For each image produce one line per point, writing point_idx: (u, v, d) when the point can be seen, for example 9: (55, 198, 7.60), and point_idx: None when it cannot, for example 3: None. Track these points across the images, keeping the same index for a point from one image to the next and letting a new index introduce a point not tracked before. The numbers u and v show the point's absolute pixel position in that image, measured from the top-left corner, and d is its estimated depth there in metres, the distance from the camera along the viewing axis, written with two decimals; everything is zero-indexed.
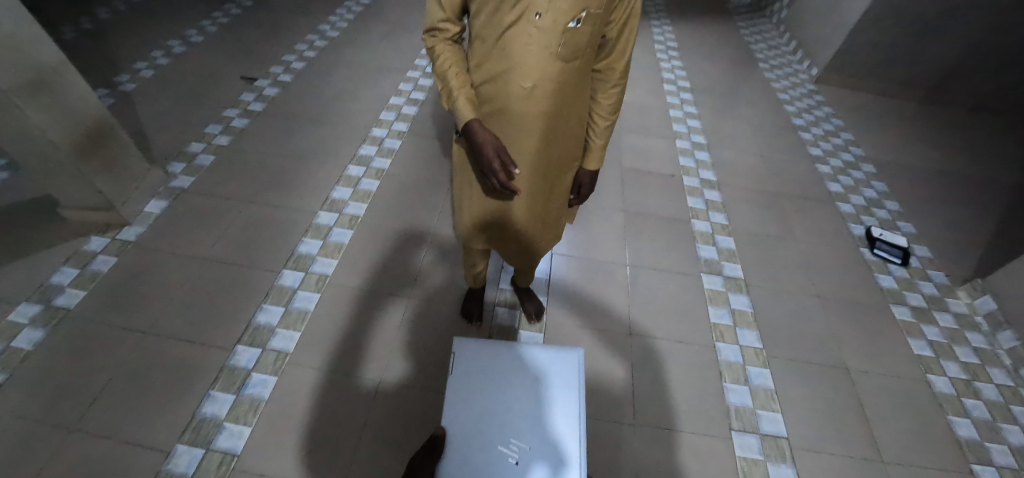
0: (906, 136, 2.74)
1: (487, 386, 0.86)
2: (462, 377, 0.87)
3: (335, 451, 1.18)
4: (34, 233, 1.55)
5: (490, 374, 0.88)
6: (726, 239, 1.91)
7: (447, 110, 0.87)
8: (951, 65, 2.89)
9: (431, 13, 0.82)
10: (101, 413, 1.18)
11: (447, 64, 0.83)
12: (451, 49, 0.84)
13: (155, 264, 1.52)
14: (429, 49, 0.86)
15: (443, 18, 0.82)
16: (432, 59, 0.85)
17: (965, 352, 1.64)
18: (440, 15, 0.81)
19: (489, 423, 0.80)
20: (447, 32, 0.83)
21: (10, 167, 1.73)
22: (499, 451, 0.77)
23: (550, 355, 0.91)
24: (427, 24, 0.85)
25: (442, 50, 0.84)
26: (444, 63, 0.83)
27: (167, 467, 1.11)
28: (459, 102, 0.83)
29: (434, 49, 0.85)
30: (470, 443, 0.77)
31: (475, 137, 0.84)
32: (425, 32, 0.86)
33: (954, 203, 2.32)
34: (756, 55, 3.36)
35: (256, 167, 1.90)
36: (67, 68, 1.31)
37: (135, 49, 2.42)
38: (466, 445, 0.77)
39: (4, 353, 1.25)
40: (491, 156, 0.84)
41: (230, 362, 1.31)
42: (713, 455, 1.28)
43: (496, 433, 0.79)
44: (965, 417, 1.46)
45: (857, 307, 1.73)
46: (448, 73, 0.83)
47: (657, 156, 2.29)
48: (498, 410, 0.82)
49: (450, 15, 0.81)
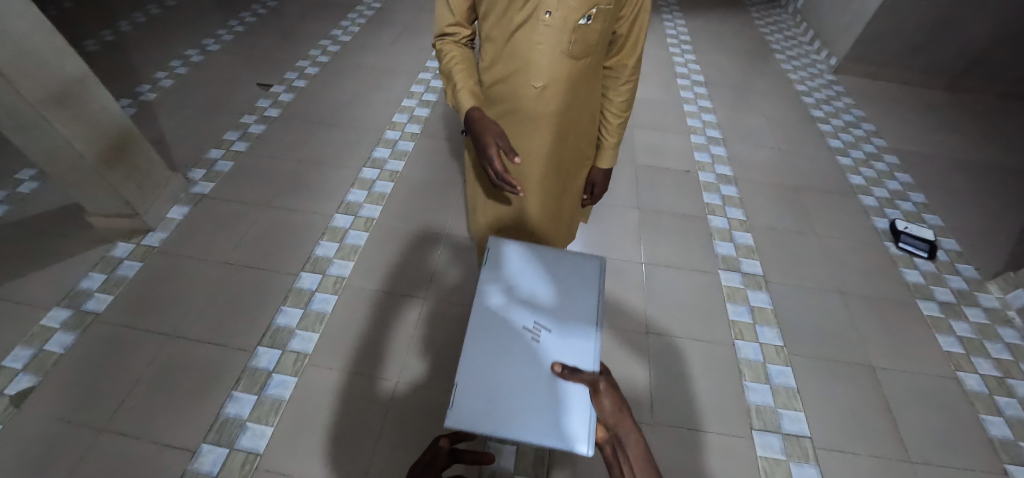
0: (931, 125, 2.66)
1: (517, 280, 0.80)
2: (494, 269, 0.80)
3: (355, 449, 1.20)
4: (64, 239, 1.60)
5: (521, 268, 0.81)
6: (744, 235, 1.88)
7: (453, 109, 0.87)
8: (977, 52, 2.79)
9: (440, 17, 0.82)
10: (130, 413, 1.22)
11: (454, 63, 0.83)
12: (460, 50, 0.83)
13: (178, 269, 1.56)
14: (439, 50, 0.85)
15: (452, 21, 0.81)
16: (441, 63, 0.85)
17: (997, 348, 1.58)
18: (450, 19, 0.81)
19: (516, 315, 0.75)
20: (457, 35, 0.83)
21: (40, 177, 1.79)
22: (522, 339, 0.72)
23: (575, 259, 0.85)
24: (437, 29, 0.84)
25: (449, 52, 0.83)
26: (452, 63, 0.83)
27: (193, 466, 1.14)
28: (464, 97, 0.83)
29: (443, 53, 0.84)
30: (496, 332, 0.73)
31: (477, 128, 0.80)
32: (435, 37, 0.86)
33: (983, 193, 2.24)
34: (772, 46, 3.29)
35: (273, 172, 1.94)
36: (92, 80, 1.35)
37: (155, 59, 2.49)
38: (491, 334, 0.72)
39: (38, 357, 1.30)
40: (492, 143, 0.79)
41: (252, 363, 1.34)
42: (735, 456, 1.26)
43: (521, 324, 0.74)
44: (998, 416, 1.41)
45: (882, 304, 1.68)
46: (456, 71, 0.83)
47: (672, 152, 2.26)
48: (513, 311, 0.76)
49: (460, 18, 0.81)
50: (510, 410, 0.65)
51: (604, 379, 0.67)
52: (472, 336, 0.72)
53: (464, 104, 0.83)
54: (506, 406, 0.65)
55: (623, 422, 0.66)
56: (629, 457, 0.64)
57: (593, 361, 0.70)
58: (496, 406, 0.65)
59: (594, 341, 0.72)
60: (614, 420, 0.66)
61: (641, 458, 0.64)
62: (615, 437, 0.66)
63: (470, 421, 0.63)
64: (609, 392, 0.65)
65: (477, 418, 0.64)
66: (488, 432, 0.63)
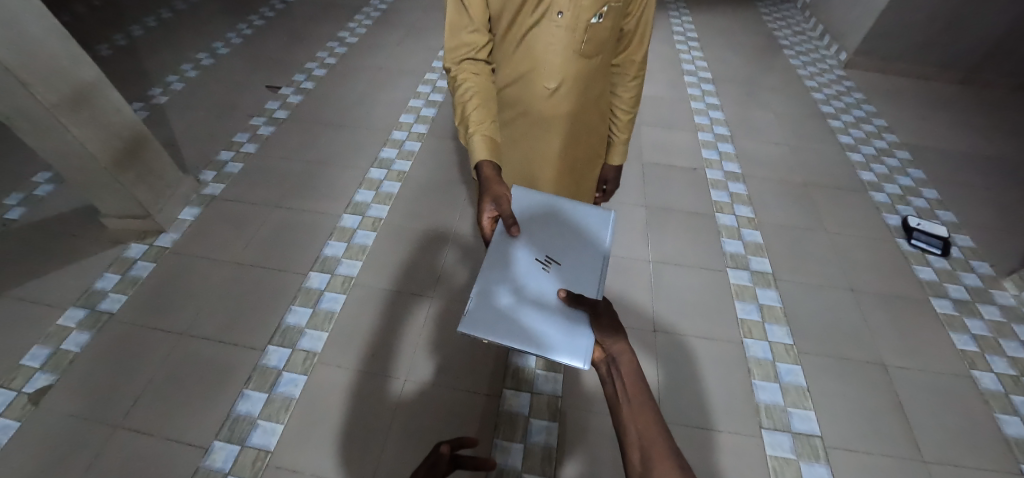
0: (944, 119, 2.61)
1: (536, 214, 0.78)
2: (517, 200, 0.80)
3: (365, 447, 1.21)
4: (79, 240, 1.64)
5: (540, 204, 0.80)
6: (753, 232, 1.86)
7: (464, 143, 0.81)
8: (992, 45, 2.73)
9: (457, 25, 0.77)
10: (144, 411, 1.24)
11: (471, 89, 0.77)
12: (476, 60, 0.79)
13: (190, 269, 1.58)
14: (453, 66, 0.79)
15: (471, 29, 0.76)
16: (454, 89, 0.79)
17: (1012, 346, 1.55)
18: (468, 27, 0.76)
19: (533, 244, 0.74)
20: (474, 46, 0.78)
21: (55, 180, 1.83)
22: (535, 265, 0.71)
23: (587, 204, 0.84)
24: (450, 46, 0.79)
25: (464, 78, 0.78)
26: (467, 91, 0.77)
27: (205, 463, 1.16)
28: (478, 141, 0.78)
29: (457, 78, 0.79)
30: (512, 256, 0.72)
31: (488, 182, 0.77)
32: (447, 55, 0.80)
33: (997, 188, 2.20)
34: (780, 41, 3.26)
35: (281, 173, 1.96)
36: (105, 83, 1.38)
37: (165, 63, 2.53)
38: (508, 257, 0.72)
39: (55, 355, 1.33)
40: (487, 210, 0.78)
41: (263, 362, 1.36)
42: (745, 455, 1.25)
43: (536, 252, 0.73)
44: (1013, 415, 1.38)
45: (894, 302, 1.66)
46: (472, 107, 0.77)
47: (679, 149, 2.25)
48: (530, 240, 0.74)
49: (480, 25, 0.76)
50: (510, 322, 0.64)
51: (605, 303, 0.65)
52: (489, 258, 0.71)
53: (476, 152, 0.78)
54: (512, 320, 0.64)
55: (619, 343, 0.62)
56: (622, 377, 0.59)
57: (596, 289, 0.69)
58: (502, 319, 0.64)
59: (600, 274, 0.71)
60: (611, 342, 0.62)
61: (636, 381, 0.58)
62: (609, 359, 0.62)
63: (477, 327, 0.63)
64: (610, 315, 0.63)
65: (483, 326, 0.63)
66: (486, 339, 0.62)
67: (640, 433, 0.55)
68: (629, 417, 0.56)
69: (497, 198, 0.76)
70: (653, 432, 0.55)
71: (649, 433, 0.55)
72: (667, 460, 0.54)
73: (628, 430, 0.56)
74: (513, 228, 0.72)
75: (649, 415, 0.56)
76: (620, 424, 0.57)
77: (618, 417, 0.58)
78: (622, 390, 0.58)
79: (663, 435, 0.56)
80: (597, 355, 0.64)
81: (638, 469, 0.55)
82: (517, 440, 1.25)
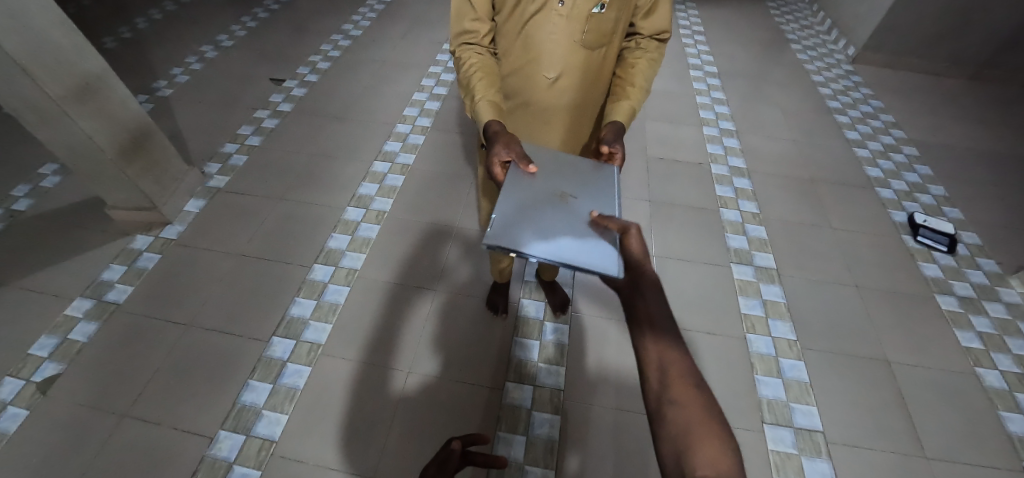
0: (952, 116, 2.59)
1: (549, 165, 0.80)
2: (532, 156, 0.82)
3: (369, 437, 1.22)
4: (85, 232, 1.65)
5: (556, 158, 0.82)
6: (757, 228, 1.85)
7: (470, 119, 0.83)
8: (1003, 40, 2.69)
9: (460, 13, 0.79)
10: (151, 399, 1.26)
11: (473, 71, 0.80)
12: (478, 47, 0.81)
13: (195, 260, 1.59)
14: (456, 50, 0.82)
15: (472, 17, 0.79)
16: (458, 69, 0.82)
17: (1017, 344, 1.55)
18: (470, 14, 0.78)
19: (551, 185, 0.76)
20: (477, 32, 0.80)
21: (62, 171, 1.84)
22: (555, 200, 0.72)
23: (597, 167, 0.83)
24: (456, 30, 0.82)
25: (467, 57, 0.81)
26: (470, 69, 0.80)
27: (211, 452, 1.17)
28: (484, 109, 0.80)
29: (461, 59, 0.82)
30: (531, 190, 0.73)
31: (500, 133, 0.78)
32: (453, 38, 0.83)
33: (1006, 185, 2.18)
34: (788, 35, 3.22)
35: (285, 166, 1.96)
36: (110, 75, 1.38)
37: (169, 56, 2.53)
38: (527, 191, 0.73)
39: (62, 345, 1.35)
40: (497, 155, 0.77)
41: (267, 353, 1.37)
42: (748, 449, 1.25)
43: (556, 191, 0.75)
44: (1018, 413, 1.38)
45: (899, 299, 1.65)
46: (476, 81, 0.80)
47: (684, 144, 2.23)
48: (547, 181, 0.76)
49: (482, 13, 0.78)
50: (535, 240, 0.64)
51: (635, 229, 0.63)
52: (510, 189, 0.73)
53: (482, 116, 0.80)
54: (537, 238, 0.64)
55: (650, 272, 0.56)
56: (646, 303, 0.53)
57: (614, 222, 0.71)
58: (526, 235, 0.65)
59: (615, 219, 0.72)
60: (640, 262, 0.57)
61: (661, 308, 0.52)
62: (635, 285, 0.55)
63: (502, 239, 0.63)
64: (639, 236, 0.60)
65: (509, 239, 0.63)
66: (511, 250, 0.62)
67: (661, 355, 0.49)
68: (650, 338, 0.50)
69: (510, 143, 0.77)
70: (674, 355, 0.49)
71: (670, 356, 0.49)
72: (687, 383, 0.47)
73: (647, 351, 0.50)
74: (530, 165, 0.76)
75: (671, 337, 0.50)
76: (640, 347, 0.51)
77: (638, 339, 0.51)
78: (644, 312, 0.52)
79: (687, 362, 0.49)
80: (623, 274, 0.57)
81: (656, 393, 0.48)
82: (519, 432, 1.26)
